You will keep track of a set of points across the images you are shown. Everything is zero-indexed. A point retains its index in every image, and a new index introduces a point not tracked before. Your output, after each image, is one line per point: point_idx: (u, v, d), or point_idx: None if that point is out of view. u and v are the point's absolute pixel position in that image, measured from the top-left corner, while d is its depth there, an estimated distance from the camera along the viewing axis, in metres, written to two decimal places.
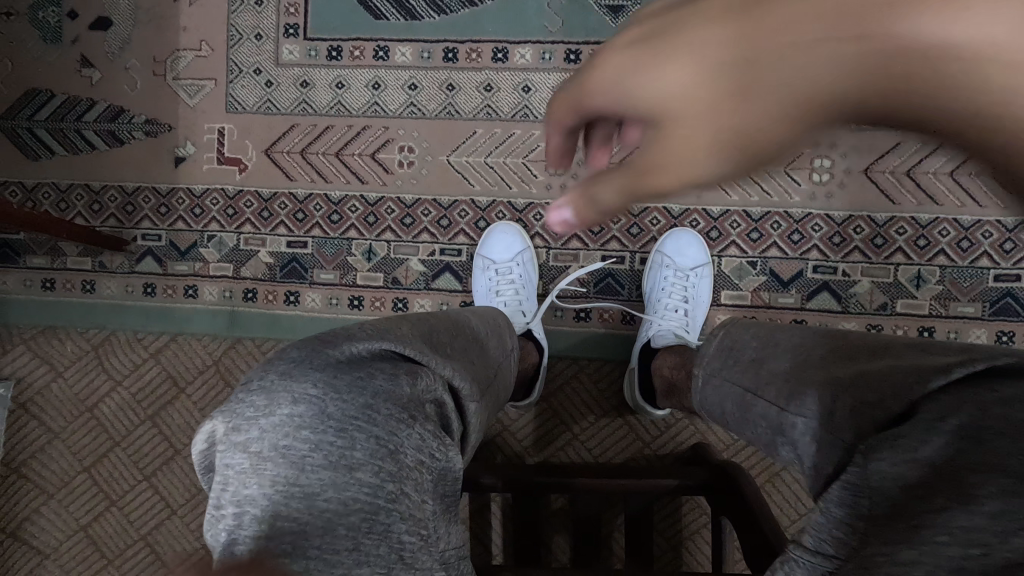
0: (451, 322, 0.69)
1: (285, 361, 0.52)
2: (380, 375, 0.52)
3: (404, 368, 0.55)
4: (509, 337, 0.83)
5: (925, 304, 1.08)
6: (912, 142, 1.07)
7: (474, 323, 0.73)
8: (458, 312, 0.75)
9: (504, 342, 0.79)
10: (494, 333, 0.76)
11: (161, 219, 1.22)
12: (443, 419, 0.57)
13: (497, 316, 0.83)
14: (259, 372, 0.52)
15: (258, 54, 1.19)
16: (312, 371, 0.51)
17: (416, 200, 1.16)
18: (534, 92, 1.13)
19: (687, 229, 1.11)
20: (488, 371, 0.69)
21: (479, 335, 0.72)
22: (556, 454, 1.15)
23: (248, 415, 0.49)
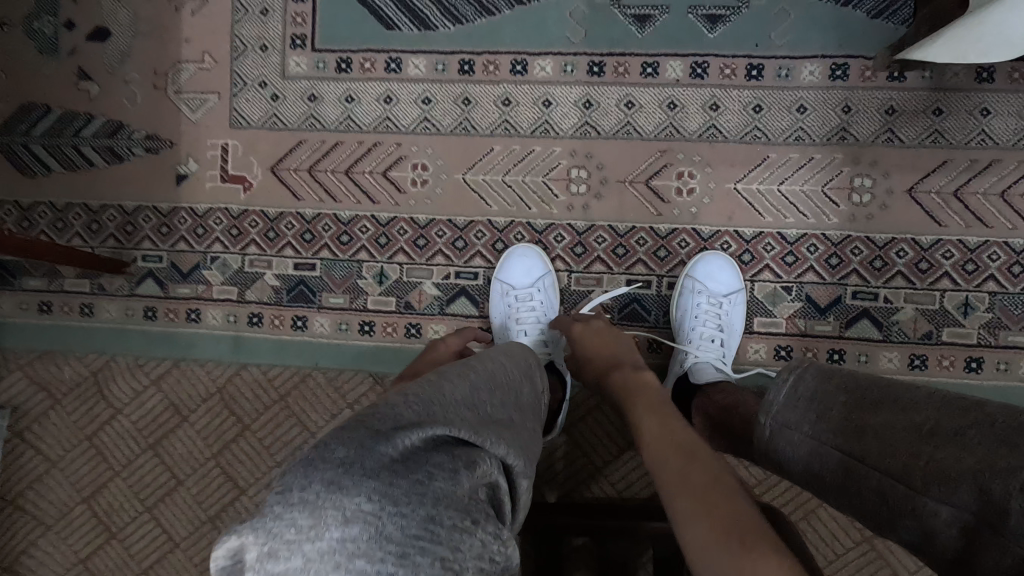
0: (484, 374, 0.64)
1: (332, 467, 0.43)
2: (440, 475, 0.45)
3: (463, 459, 0.48)
4: (538, 380, 0.77)
5: (973, 333, 1.01)
6: (960, 160, 1.00)
7: (508, 372, 0.68)
8: (486, 358, 0.69)
9: (533, 388, 0.73)
10: (525, 381, 0.71)
11: (162, 239, 1.16)
12: (496, 502, 0.53)
13: (527, 357, 0.76)
14: (300, 484, 0.42)
15: (264, 67, 1.13)
16: (365, 481, 0.42)
17: (430, 220, 1.10)
18: (555, 107, 1.07)
19: (719, 252, 1.04)
20: (528, 431, 0.65)
21: (512, 386, 0.67)
22: (577, 488, 1.09)
23: (289, 538, 0.40)
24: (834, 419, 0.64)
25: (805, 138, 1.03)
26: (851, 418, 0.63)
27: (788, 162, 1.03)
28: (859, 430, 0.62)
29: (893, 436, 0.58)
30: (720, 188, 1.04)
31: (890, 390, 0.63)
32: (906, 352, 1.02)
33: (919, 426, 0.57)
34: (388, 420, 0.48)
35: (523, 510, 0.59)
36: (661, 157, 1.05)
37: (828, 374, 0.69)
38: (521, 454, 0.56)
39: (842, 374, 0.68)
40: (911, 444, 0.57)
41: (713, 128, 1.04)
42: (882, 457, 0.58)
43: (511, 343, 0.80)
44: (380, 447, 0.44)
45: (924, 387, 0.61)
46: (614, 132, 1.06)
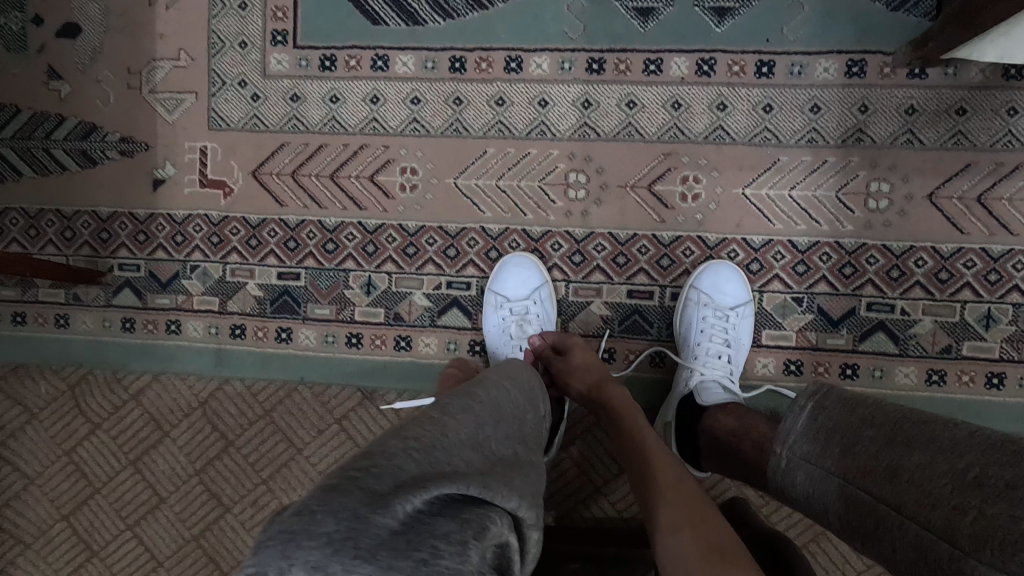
0: (485, 404, 0.58)
1: (318, 546, 0.39)
2: (446, 552, 0.42)
3: (474, 528, 0.44)
4: (543, 401, 0.71)
5: (995, 347, 0.95)
6: (985, 164, 0.94)
7: (512, 396, 0.63)
8: (487, 381, 0.63)
9: (537, 410, 0.67)
10: (529, 404, 0.66)
11: (139, 247, 1.10)
12: (504, 559, 0.50)
13: (530, 378, 0.70)
14: (278, 567, 0.38)
15: (243, 64, 1.06)
16: (358, 565, 0.39)
17: (420, 227, 1.04)
18: (552, 107, 1.01)
19: (726, 262, 0.98)
20: (537, 464, 0.60)
21: (516, 412, 0.62)
22: (576, 508, 1.04)
23: None
24: (863, 460, 0.59)
25: (818, 139, 0.97)
26: (882, 457, 0.57)
27: (800, 165, 0.97)
28: (892, 474, 0.56)
29: (930, 482, 0.53)
30: (728, 193, 0.98)
31: (923, 428, 0.57)
32: (923, 367, 0.97)
33: (961, 472, 0.51)
34: (388, 478, 0.44)
35: (533, 560, 0.55)
36: (665, 161, 0.99)
37: (855, 407, 0.63)
38: (532, 504, 0.51)
39: (871, 407, 0.62)
40: (953, 494, 0.51)
41: (720, 129, 0.98)
42: (918, 506, 0.52)
43: (512, 360, 0.73)
44: (378, 518, 0.41)
45: (962, 426, 0.55)
46: (615, 134, 1.00)
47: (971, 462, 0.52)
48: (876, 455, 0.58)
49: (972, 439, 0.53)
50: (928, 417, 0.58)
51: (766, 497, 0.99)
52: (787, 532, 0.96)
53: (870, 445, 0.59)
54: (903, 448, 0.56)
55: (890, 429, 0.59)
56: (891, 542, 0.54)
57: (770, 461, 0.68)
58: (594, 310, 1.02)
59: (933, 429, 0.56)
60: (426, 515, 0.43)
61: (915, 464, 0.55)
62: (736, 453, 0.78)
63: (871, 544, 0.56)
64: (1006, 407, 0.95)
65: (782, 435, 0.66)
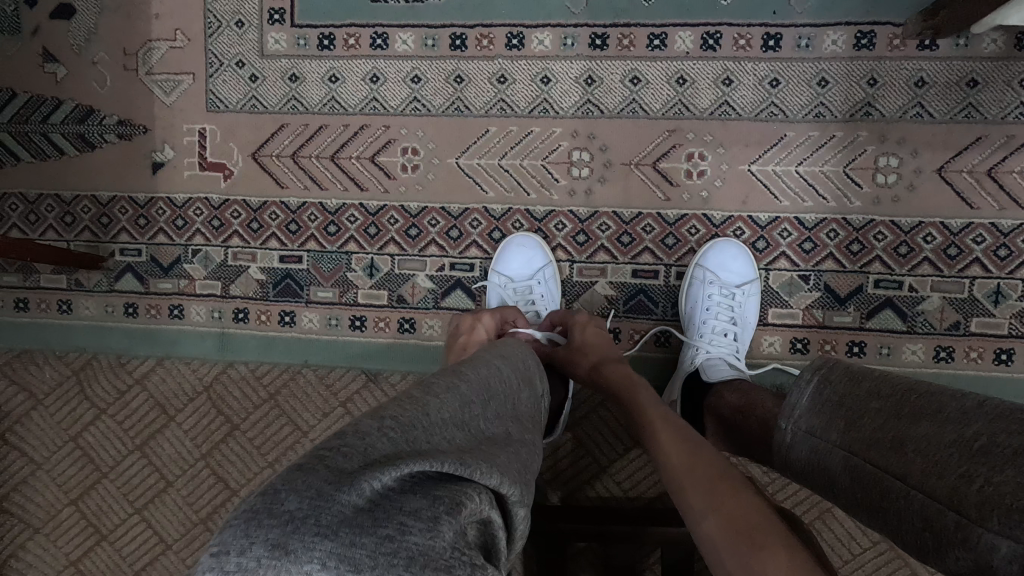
0: (473, 384, 0.58)
1: (278, 524, 0.38)
2: (414, 527, 0.41)
3: (447, 503, 0.43)
4: (541, 381, 0.70)
5: (1004, 323, 0.95)
6: (996, 137, 0.92)
7: (502, 374, 0.62)
8: (477, 361, 0.62)
9: (533, 391, 0.67)
10: (524, 384, 0.65)
11: (140, 232, 1.10)
12: (485, 535, 0.49)
13: (525, 358, 0.70)
14: (239, 546, 0.37)
15: (240, 44, 1.05)
16: (318, 542, 0.38)
17: (422, 208, 1.03)
18: (555, 84, 0.99)
19: (732, 240, 0.97)
20: (530, 444, 0.59)
21: (508, 391, 0.61)
22: (581, 487, 1.04)
23: None
24: (866, 430, 0.58)
25: (826, 114, 0.95)
26: (887, 429, 0.57)
27: (807, 141, 0.96)
28: (898, 444, 0.55)
29: (937, 453, 0.52)
30: (733, 170, 0.97)
31: (932, 399, 0.56)
32: (931, 344, 0.96)
33: (967, 442, 0.51)
34: (356, 455, 0.43)
35: (522, 536, 0.55)
36: (670, 138, 0.98)
37: (861, 378, 0.63)
38: (518, 480, 0.51)
39: (876, 378, 0.61)
40: (960, 463, 0.50)
41: (725, 105, 0.96)
42: (925, 477, 0.52)
43: (508, 341, 0.73)
44: (341, 496, 0.40)
45: (971, 396, 0.55)
46: (619, 111, 0.98)
47: (980, 433, 0.51)
48: (879, 425, 0.58)
49: (982, 410, 0.53)
50: (935, 388, 0.58)
51: (771, 474, 0.99)
52: (792, 509, 0.96)
53: (873, 416, 0.59)
54: (909, 419, 0.56)
55: (898, 399, 0.58)
56: (897, 512, 0.53)
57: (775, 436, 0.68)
58: (598, 290, 1.01)
59: (943, 400, 0.56)
60: (394, 494, 0.42)
61: (921, 434, 0.54)
62: (741, 429, 0.78)
63: (875, 516, 0.56)
64: (1013, 383, 0.95)
65: (784, 407, 0.66)
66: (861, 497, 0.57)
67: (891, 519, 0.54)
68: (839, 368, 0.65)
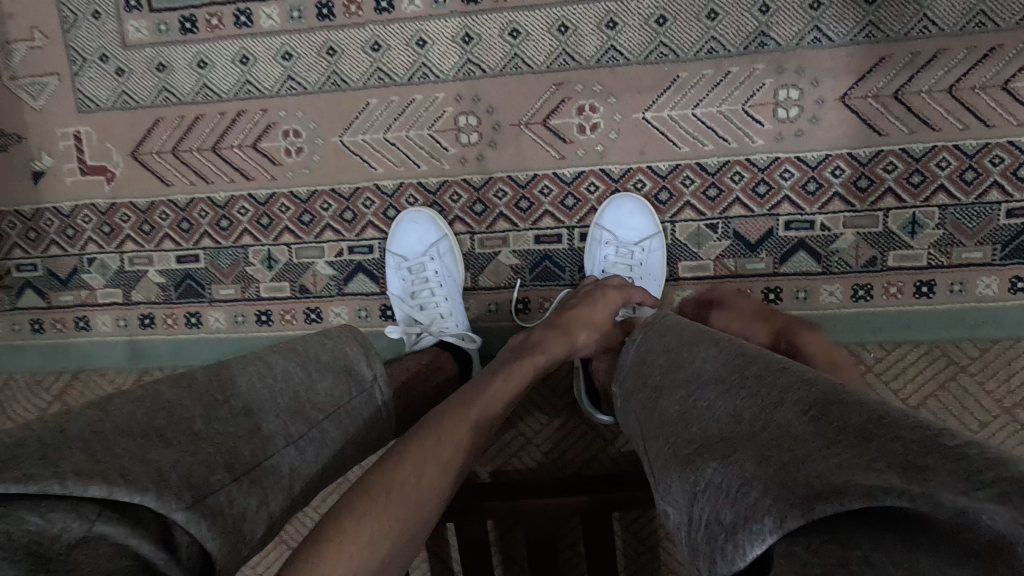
0: (241, 393, 0.57)
1: None
2: None
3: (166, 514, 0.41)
4: (366, 366, 0.66)
5: (924, 254, 0.90)
6: (900, 55, 0.86)
7: (276, 372, 0.60)
8: (251, 360, 0.60)
9: (346, 378, 0.64)
10: (322, 372, 0.63)
11: (32, 245, 1.05)
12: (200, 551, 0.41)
13: (351, 350, 0.66)
14: None
15: (101, 37, 0.99)
16: None
17: (311, 192, 0.99)
18: (431, 46, 0.93)
19: (632, 194, 0.93)
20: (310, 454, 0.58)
21: (287, 387, 0.60)
22: (506, 462, 1.02)
23: None
24: (661, 387, 0.58)
25: (718, 49, 0.89)
26: (680, 384, 0.56)
27: (702, 80, 0.89)
28: (676, 403, 0.54)
29: (699, 415, 0.51)
30: (628, 119, 0.91)
31: (741, 359, 0.53)
32: (849, 283, 0.92)
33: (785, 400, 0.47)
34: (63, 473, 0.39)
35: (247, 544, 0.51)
36: (558, 92, 0.92)
37: (686, 336, 0.61)
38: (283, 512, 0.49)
39: (706, 337, 0.59)
40: (720, 427, 0.48)
41: (611, 50, 0.90)
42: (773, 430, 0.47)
43: (342, 332, 0.67)
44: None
45: (793, 369, 0.49)
46: (501, 69, 0.92)
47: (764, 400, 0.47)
48: (672, 382, 0.57)
49: (803, 379, 0.47)
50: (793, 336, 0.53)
51: None
52: None
53: (674, 374, 0.58)
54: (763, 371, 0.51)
55: (711, 354, 0.56)
56: None
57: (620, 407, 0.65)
58: (503, 260, 0.97)
59: (753, 362, 0.51)
60: None
61: (699, 392, 0.53)
62: None
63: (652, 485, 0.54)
64: (937, 314, 0.91)
65: (621, 368, 0.68)
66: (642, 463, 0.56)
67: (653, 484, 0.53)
68: (668, 325, 0.65)
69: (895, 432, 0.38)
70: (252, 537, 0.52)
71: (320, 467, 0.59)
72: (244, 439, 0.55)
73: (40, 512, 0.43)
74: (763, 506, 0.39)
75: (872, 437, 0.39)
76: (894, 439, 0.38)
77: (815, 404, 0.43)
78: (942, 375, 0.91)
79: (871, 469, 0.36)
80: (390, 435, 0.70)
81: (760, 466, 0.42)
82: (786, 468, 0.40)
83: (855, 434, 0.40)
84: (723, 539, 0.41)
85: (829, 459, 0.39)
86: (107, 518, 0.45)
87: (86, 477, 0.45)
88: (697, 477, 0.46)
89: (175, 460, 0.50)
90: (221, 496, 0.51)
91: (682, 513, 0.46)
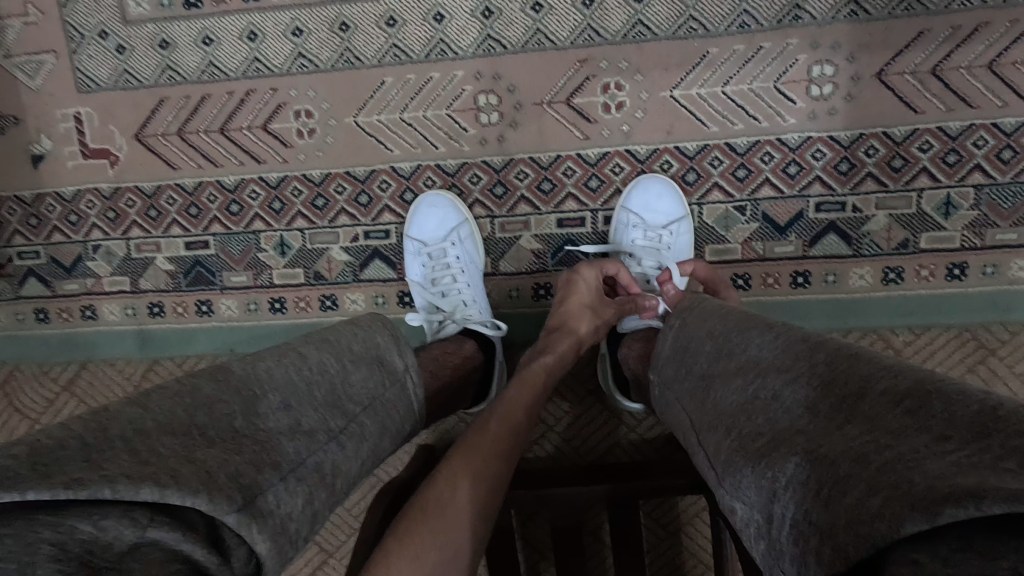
0: (279, 386, 0.55)
1: None
2: None
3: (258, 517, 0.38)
4: (398, 357, 0.64)
5: (957, 236, 0.88)
6: (939, 29, 0.83)
7: (311, 364, 0.58)
8: (285, 352, 0.58)
9: (380, 369, 0.62)
10: (357, 364, 0.60)
11: (34, 232, 1.01)
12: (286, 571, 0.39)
13: (379, 341, 0.63)
14: None
15: (100, 11, 0.94)
16: None
17: (326, 175, 0.95)
18: (449, 21, 0.89)
19: (659, 176, 0.90)
20: (353, 448, 0.55)
21: (324, 380, 0.57)
22: (528, 449, 1.00)
23: None
24: (711, 375, 0.57)
25: (750, 23, 0.85)
26: (735, 374, 0.55)
27: (733, 57, 0.86)
28: (734, 395, 0.53)
29: (764, 408, 0.50)
30: (655, 97, 0.88)
31: (804, 348, 0.51)
32: (879, 266, 0.89)
33: (860, 388, 0.45)
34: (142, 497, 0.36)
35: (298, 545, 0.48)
36: (583, 69, 0.88)
37: (733, 319, 0.60)
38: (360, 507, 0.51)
39: (755, 322, 0.58)
40: (793, 421, 0.47)
41: (638, 24, 0.87)
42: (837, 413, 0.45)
43: (369, 321, 0.65)
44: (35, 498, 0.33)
45: (867, 357, 0.48)
46: (523, 45, 0.89)
47: (840, 393, 0.46)
48: (724, 371, 0.56)
49: (883, 369, 0.46)
50: None
51: None
52: None
53: (726, 363, 0.56)
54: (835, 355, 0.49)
55: (766, 341, 0.54)
56: None
57: (667, 393, 0.64)
58: (524, 245, 0.94)
59: (819, 351, 0.50)
60: None
61: (761, 382, 0.52)
62: None
63: (710, 481, 0.53)
64: (968, 298, 0.89)
65: (660, 355, 0.67)
66: (698, 457, 0.55)
67: (714, 481, 0.51)
68: (711, 309, 0.64)
69: (1013, 427, 0.37)
70: (299, 537, 0.49)
71: (361, 463, 0.56)
72: (286, 436, 0.52)
73: (92, 520, 0.40)
74: (870, 507, 0.37)
75: (990, 433, 0.37)
76: (1017, 434, 0.36)
77: (907, 395, 0.42)
78: (971, 358, 0.89)
79: (1001, 470, 0.34)
80: (422, 426, 0.68)
81: (856, 465, 0.40)
82: (888, 469, 0.38)
83: (969, 429, 0.38)
84: (816, 542, 0.40)
85: (944, 458, 0.37)
86: (160, 522, 0.42)
87: (137, 480, 0.41)
88: (775, 474, 0.45)
89: (221, 459, 0.47)
90: (270, 496, 0.47)
91: (758, 512, 0.45)
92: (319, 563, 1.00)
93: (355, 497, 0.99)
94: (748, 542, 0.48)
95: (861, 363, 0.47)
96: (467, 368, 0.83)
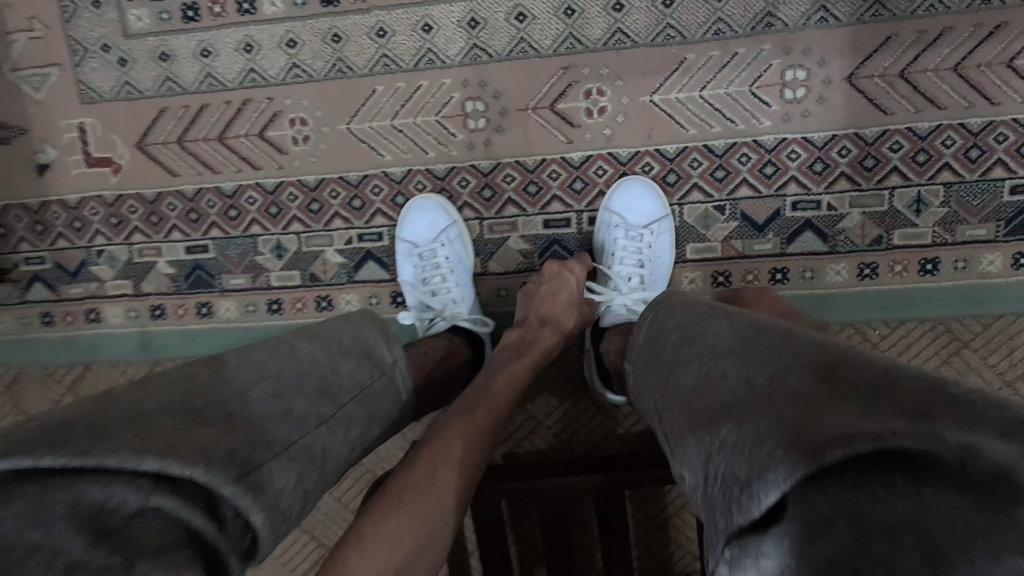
0: (273, 374, 0.58)
1: None
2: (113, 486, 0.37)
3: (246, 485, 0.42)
4: (386, 349, 0.67)
5: (928, 232, 0.91)
6: (906, 34, 0.87)
7: (303, 355, 0.61)
8: (278, 344, 0.61)
9: (369, 361, 0.65)
10: (347, 355, 0.64)
11: (40, 238, 1.05)
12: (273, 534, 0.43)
13: (368, 334, 0.67)
14: None
15: (102, 27, 0.98)
16: None
17: (319, 180, 0.99)
18: (437, 31, 0.93)
19: (640, 177, 0.93)
20: (342, 432, 0.58)
21: (315, 370, 0.61)
22: (519, 443, 1.03)
23: None
24: (672, 360, 0.60)
25: (726, 30, 0.89)
26: (691, 357, 0.58)
27: (710, 62, 0.90)
28: (688, 375, 0.56)
29: (712, 385, 0.53)
30: (636, 102, 0.92)
31: (757, 331, 0.55)
32: (855, 262, 0.93)
33: (797, 365, 0.48)
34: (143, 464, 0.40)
35: (287, 519, 0.52)
36: (565, 76, 0.92)
37: (697, 309, 0.63)
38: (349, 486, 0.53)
39: (716, 311, 0.61)
40: (735, 393, 0.50)
41: (618, 33, 0.90)
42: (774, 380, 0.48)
43: (360, 318, 0.69)
44: None
45: (808, 339, 0.51)
46: (508, 53, 0.92)
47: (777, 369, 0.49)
48: (683, 356, 0.59)
49: (822, 350, 0.49)
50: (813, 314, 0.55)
51: None
52: None
53: (686, 348, 0.60)
54: (781, 337, 0.52)
55: (722, 328, 0.58)
56: None
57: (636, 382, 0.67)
58: (511, 246, 0.98)
59: (767, 333, 0.54)
60: None
61: (712, 362, 0.55)
62: None
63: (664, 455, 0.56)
64: (941, 292, 0.92)
65: (634, 346, 0.70)
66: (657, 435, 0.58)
67: (667, 454, 0.55)
68: (677, 300, 0.67)
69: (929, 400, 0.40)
70: (291, 512, 0.52)
71: (351, 447, 0.59)
72: (279, 420, 0.55)
73: (100, 486, 0.44)
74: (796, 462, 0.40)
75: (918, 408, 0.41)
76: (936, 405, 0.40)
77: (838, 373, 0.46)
78: (945, 350, 0.92)
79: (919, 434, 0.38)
80: (411, 416, 0.71)
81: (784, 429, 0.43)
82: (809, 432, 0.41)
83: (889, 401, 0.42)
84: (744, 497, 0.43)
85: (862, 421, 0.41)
86: (161, 490, 0.46)
87: (141, 450, 0.46)
88: (711, 439, 0.48)
89: (217, 437, 0.50)
90: (264, 473, 0.50)
91: (698, 476, 0.48)
92: (317, 556, 1.03)
93: (351, 491, 1.02)
94: (693, 506, 0.51)
95: (802, 344, 0.50)
96: (455, 364, 0.86)
